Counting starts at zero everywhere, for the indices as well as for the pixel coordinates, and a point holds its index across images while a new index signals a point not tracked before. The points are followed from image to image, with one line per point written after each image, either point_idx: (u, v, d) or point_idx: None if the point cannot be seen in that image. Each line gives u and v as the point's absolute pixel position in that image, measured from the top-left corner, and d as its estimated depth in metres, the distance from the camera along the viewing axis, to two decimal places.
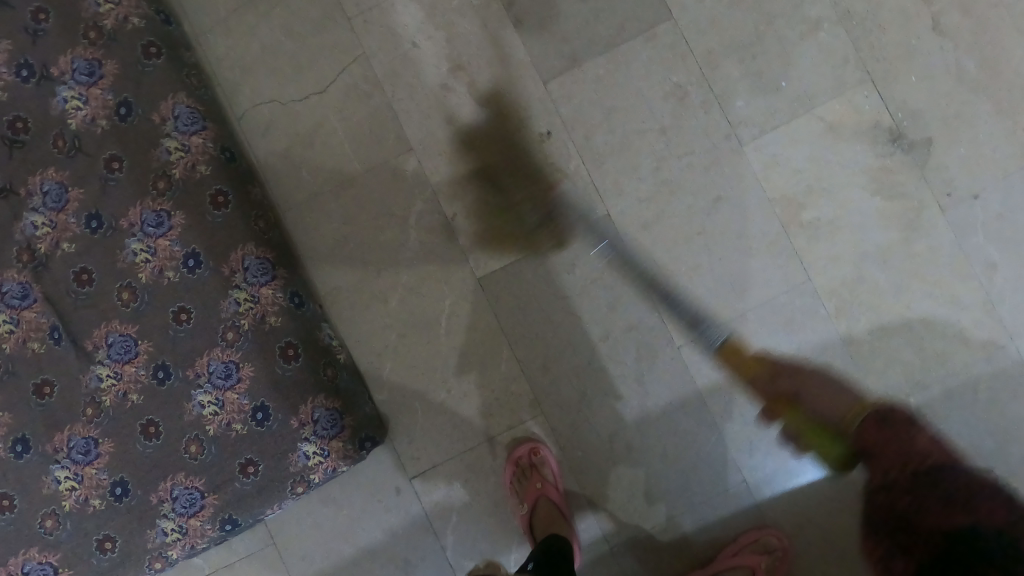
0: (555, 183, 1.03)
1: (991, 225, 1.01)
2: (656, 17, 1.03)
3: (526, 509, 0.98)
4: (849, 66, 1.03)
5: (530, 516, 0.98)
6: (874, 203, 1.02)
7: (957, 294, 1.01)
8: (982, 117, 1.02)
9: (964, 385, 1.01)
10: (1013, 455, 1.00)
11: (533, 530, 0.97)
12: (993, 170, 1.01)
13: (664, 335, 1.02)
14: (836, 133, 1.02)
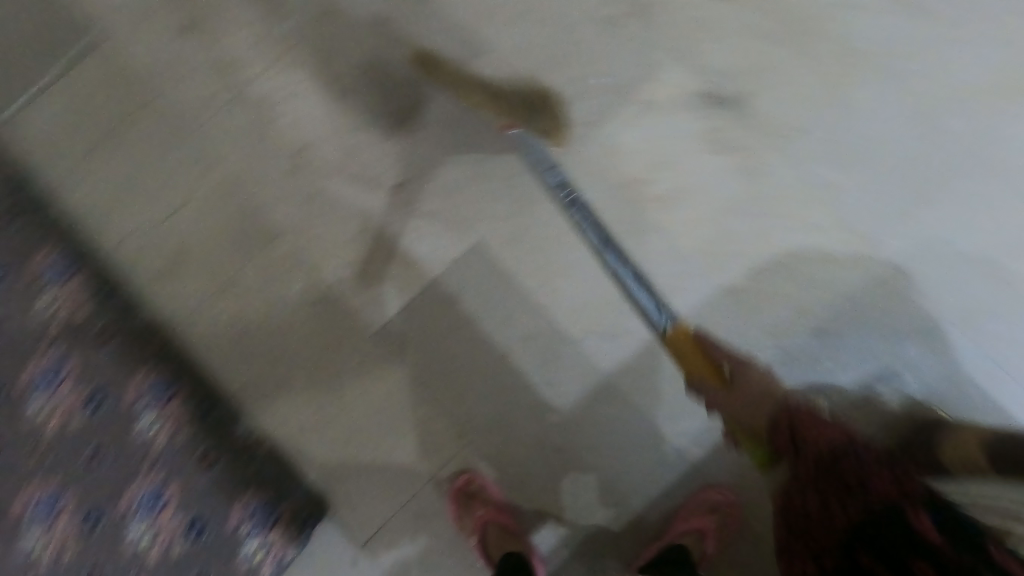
0: (421, 229, 1.09)
1: (819, 151, 1.13)
2: (471, 53, 1.11)
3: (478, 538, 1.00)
4: (654, 50, 1.12)
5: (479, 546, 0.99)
6: (714, 162, 1.12)
7: (810, 219, 1.12)
8: (785, 61, 1.13)
9: (842, 298, 1.11)
10: (908, 346, 1.11)
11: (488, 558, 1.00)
12: (808, 104, 1.13)
13: (561, 336, 1.08)
14: (659, 110, 1.12)
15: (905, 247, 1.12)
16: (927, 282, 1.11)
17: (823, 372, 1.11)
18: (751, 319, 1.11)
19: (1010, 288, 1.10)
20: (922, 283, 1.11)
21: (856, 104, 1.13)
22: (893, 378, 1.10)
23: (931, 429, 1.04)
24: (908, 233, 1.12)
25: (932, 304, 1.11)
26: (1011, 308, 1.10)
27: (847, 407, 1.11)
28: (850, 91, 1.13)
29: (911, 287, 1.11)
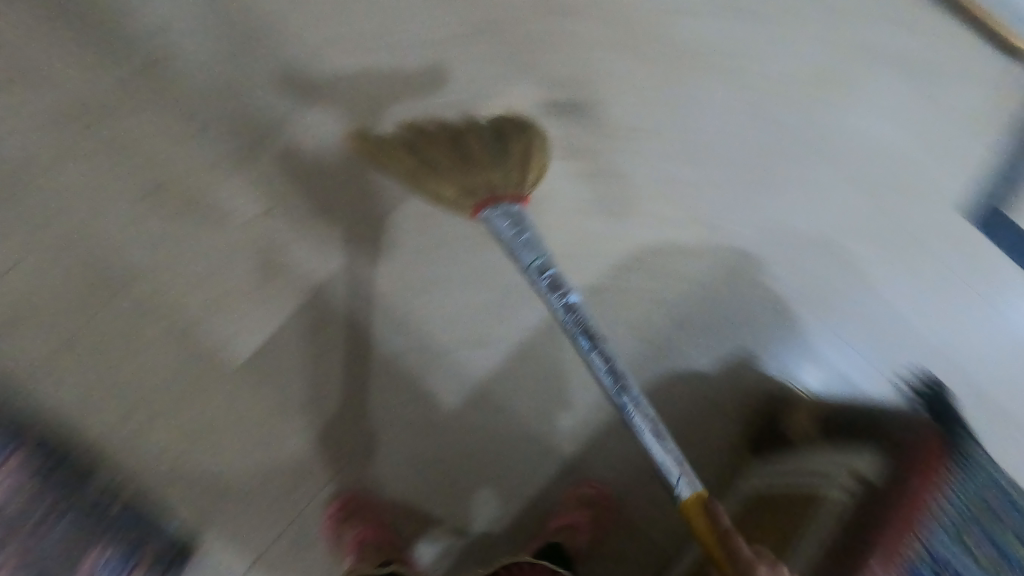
0: (280, 257, 1.06)
1: (667, 149, 1.18)
2: (319, 75, 1.10)
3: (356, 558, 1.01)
4: (503, 62, 1.15)
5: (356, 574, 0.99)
6: (568, 166, 1.16)
7: (665, 216, 1.17)
8: (629, 66, 1.18)
9: (698, 289, 1.17)
10: (761, 326, 1.18)
11: None
12: (653, 107, 1.18)
13: (432, 348, 1.10)
14: (514, 121, 1.14)
15: (752, 236, 1.18)
16: (776, 267, 1.18)
17: (686, 360, 1.17)
18: (615, 315, 1.15)
19: (846, 264, 1.16)
20: (771, 270, 1.18)
21: (699, 103, 1.18)
22: (748, 359, 1.18)
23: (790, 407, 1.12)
24: (756, 221, 1.18)
25: (782, 286, 1.17)
26: (849, 285, 1.16)
27: (711, 390, 1.17)
28: (690, 90, 1.19)
29: (756, 273, 1.18)
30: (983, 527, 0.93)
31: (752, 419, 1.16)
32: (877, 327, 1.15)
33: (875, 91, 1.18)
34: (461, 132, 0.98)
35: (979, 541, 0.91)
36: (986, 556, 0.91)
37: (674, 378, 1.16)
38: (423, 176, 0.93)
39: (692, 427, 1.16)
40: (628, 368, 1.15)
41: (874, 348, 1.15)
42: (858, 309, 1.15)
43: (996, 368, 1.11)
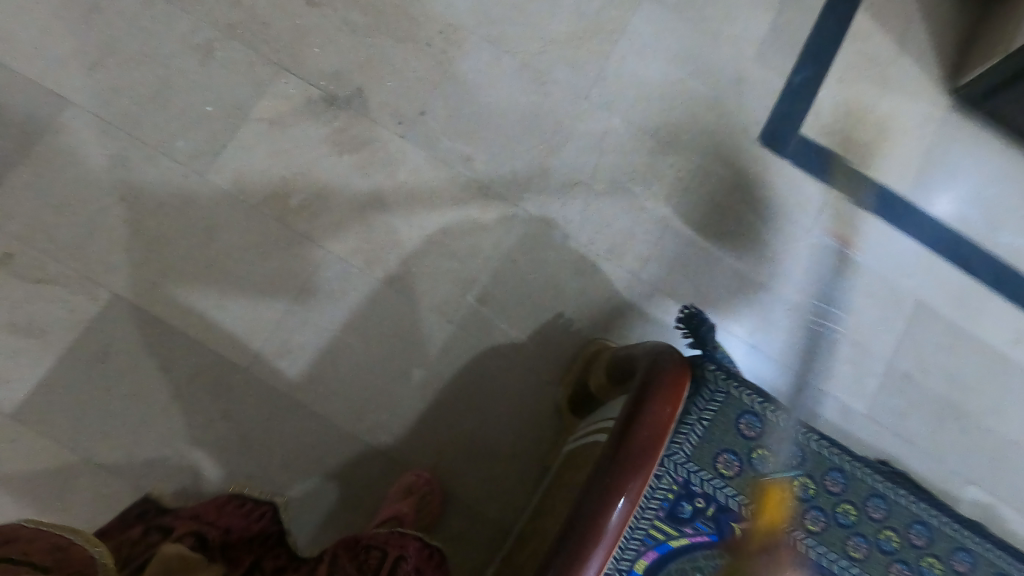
0: (44, 293, 1.05)
1: (446, 128, 1.16)
2: (58, 107, 1.13)
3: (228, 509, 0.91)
4: (256, 67, 1.17)
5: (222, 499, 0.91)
6: (342, 160, 1.14)
7: (453, 192, 1.14)
8: (391, 50, 1.18)
9: (500, 259, 1.12)
10: (572, 287, 1.12)
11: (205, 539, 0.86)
12: (424, 86, 1.17)
13: (227, 366, 1.05)
14: (279, 123, 1.15)
15: (547, 198, 1.14)
16: (574, 224, 1.14)
17: (498, 333, 1.10)
18: (418, 299, 1.09)
19: (650, 208, 1.15)
20: (568, 228, 1.14)
21: (470, 74, 1.18)
22: (564, 321, 1.11)
23: (592, 361, 1.05)
24: (547, 184, 1.15)
25: (584, 244, 1.13)
26: (658, 227, 1.14)
27: (524, 355, 1.10)
28: (458, 64, 1.18)
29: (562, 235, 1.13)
30: (724, 443, 0.84)
31: (567, 380, 1.08)
32: (693, 265, 1.14)
33: (639, 33, 1.19)
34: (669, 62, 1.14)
35: (722, 459, 0.83)
36: (733, 472, 0.83)
37: (491, 354, 1.09)
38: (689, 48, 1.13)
39: (509, 400, 1.08)
40: (441, 351, 1.08)
41: (695, 284, 1.14)
42: (676, 249, 1.14)
43: (812, 275, 1.17)
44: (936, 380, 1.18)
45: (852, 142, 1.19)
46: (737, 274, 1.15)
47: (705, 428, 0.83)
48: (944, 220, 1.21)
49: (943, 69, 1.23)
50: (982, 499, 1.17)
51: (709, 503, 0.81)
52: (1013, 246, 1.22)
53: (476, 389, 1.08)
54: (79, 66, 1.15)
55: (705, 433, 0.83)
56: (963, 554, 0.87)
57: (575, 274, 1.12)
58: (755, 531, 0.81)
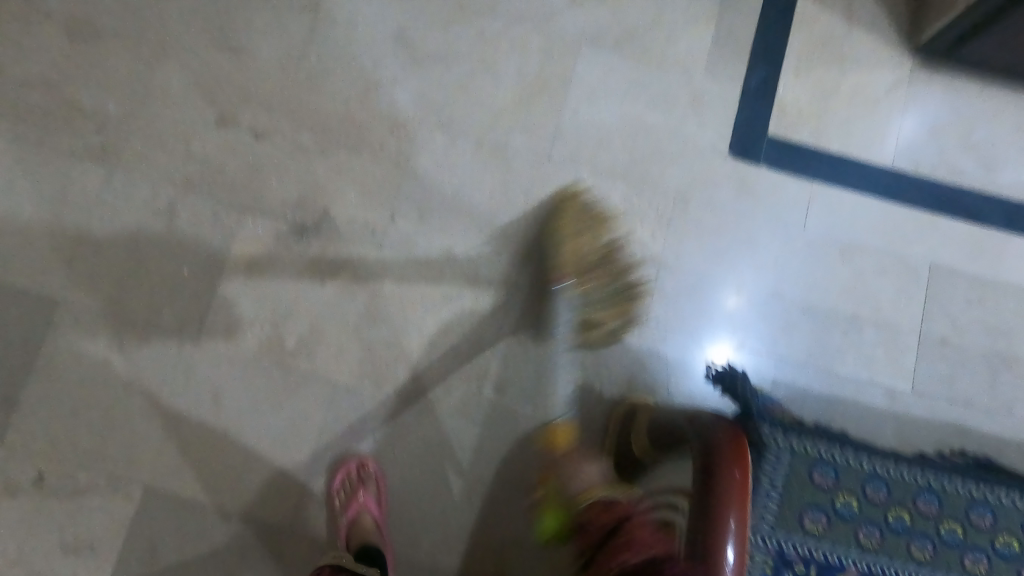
0: (82, 503, 1.04)
1: (421, 227, 1.14)
2: (49, 310, 1.09)
3: (348, 484, 1.04)
4: (221, 215, 1.14)
5: (322, 572, 0.92)
6: (327, 289, 1.12)
7: (444, 290, 1.12)
8: (347, 162, 1.16)
9: (508, 344, 1.11)
10: (586, 351, 1.10)
11: (350, 543, 1.01)
12: (389, 190, 1.15)
13: (273, 527, 1.05)
14: (257, 266, 1.13)
15: (538, 270, 1.13)
16: None
17: (526, 417, 1.09)
18: (437, 407, 1.09)
19: (642, 251, 1.13)
20: None
21: (429, 167, 1.16)
22: (587, 386, 1.10)
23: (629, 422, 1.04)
24: (534, 256, 1.13)
25: (586, 305, 1.12)
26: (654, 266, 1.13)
27: (559, 432, 1.08)
28: (415, 159, 1.16)
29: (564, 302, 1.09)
30: None
31: (609, 446, 1.06)
32: (698, 294, 1.12)
33: (586, 79, 1.18)
34: None
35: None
36: None
37: (524, 441, 1.08)
38: None
39: None
40: (474, 452, 1.07)
41: (705, 313, 1.12)
42: (677, 283, 1.12)
43: (822, 271, 1.14)
44: (980, 337, 1.14)
45: (824, 129, 1.18)
46: (745, 291, 1.13)
47: None
48: (941, 176, 1.18)
49: (898, 29, 1.20)
50: None
51: None
52: (1017, 181, 1.18)
53: (522, 479, 1.07)
54: (42, 261, 1.10)
55: None
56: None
57: (584, 340, 1.10)
58: None
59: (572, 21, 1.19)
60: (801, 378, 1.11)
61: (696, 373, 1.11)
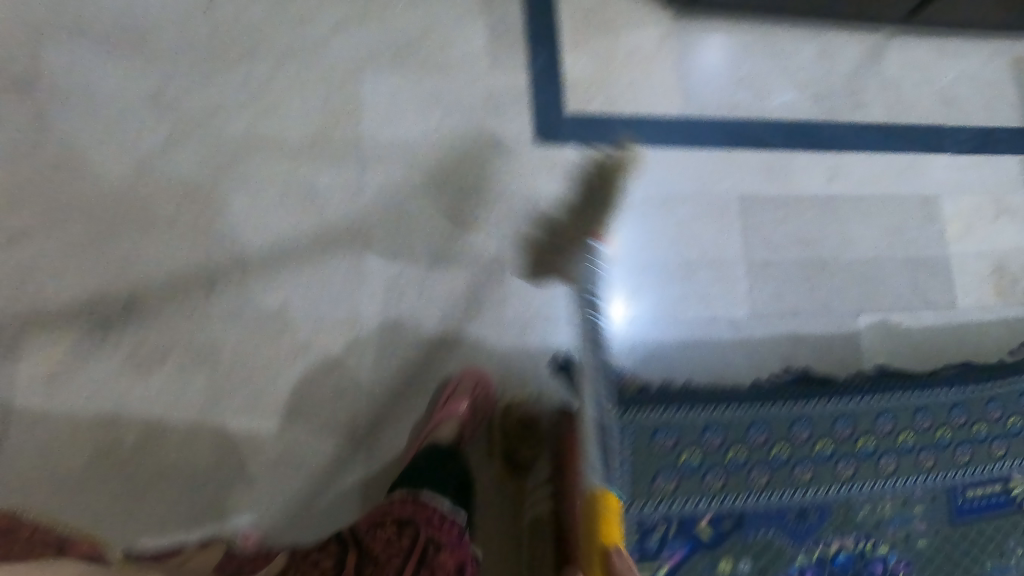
0: None
1: (244, 288, 1.08)
2: None
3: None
4: (11, 328, 1.04)
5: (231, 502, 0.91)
6: (157, 376, 1.04)
7: (285, 346, 1.08)
8: (144, 243, 1.08)
9: (367, 379, 1.09)
10: (450, 363, 1.10)
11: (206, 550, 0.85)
12: (197, 259, 1.08)
13: None
14: (67, 372, 1.03)
15: (378, 299, 1.10)
16: (417, 308, 1.11)
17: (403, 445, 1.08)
18: (309, 462, 1.06)
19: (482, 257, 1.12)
20: (413, 313, 1.11)
21: (236, 227, 1.10)
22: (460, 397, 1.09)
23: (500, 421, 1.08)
24: (370, 286, 1.10)
25: (437, 319, 1.11)
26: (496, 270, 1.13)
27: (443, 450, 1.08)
28: (219, 222, 1.10)
29: (411, 321, 1.10)
30: (654, 465, 0.77)
31: (495, 451, 1.09)
32: (547, 283, 1.13)
33: (375, 105, 1.16)
34: None
35: (658, 481, 0.76)
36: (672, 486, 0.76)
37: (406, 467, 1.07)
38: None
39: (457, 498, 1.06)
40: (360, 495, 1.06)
41: (555, 296, 1.14)
42: (525, 276, 1.13)
43: (650, 227, 1.19)
44: (793, 249, 1.25)
45: (614, 95, 1.21)
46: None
47: (631, 467, 0.77)
48: (725, 114, 1.26)
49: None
50: (873, 318, 1.29)
51: (668, 522, 0.75)
52: (784, 102, 1.31)
53: None
54: None
55: (635, 468, 0.77)
56: (923, 411, 0.85)
57: (443, 353, 1.10)
58: (717, 515, 0.76)
59: (339, 48, 1.18)
60: (657, 331, 1.16)
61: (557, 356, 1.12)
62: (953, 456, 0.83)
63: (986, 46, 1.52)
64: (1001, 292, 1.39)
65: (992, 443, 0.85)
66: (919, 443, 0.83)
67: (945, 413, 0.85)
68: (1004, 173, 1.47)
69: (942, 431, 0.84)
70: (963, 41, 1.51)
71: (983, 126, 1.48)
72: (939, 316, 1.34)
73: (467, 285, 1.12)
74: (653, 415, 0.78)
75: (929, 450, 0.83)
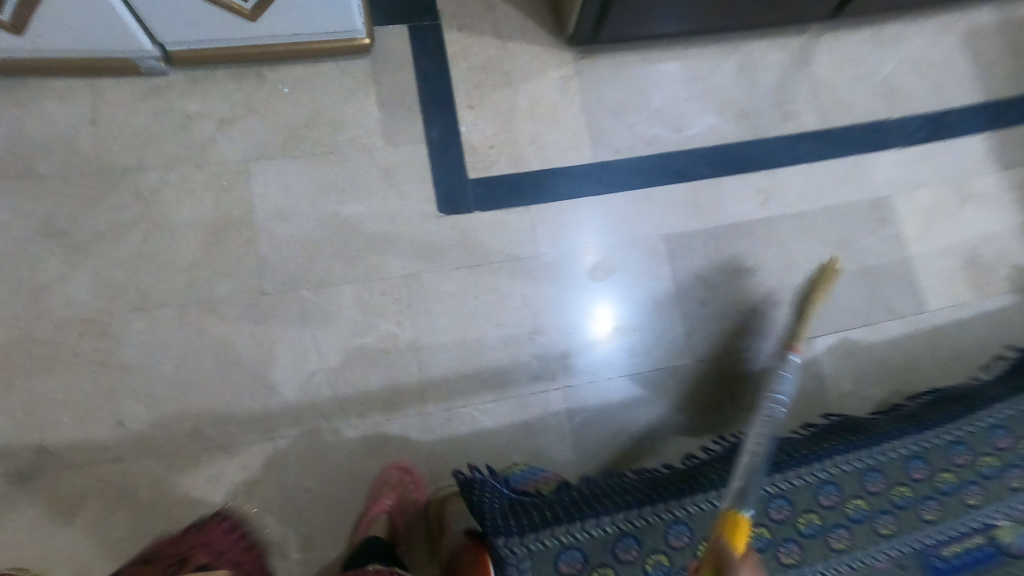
0: None
1: (154, 416, 1.03)
2: None
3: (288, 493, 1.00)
4: None
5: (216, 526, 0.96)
6: (70, 524, 0.98)
7: (202, 471, 1.02)
8: (45, 383, 1.03)
9: (292, 495, 1.01)
10: (378, 465, 1.02)
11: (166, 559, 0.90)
12: (102, 393, 1.03)
13: None
14: None
15: (294, 407, 1.04)
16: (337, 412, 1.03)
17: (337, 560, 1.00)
18: None
19: (394, 349, 1.05)
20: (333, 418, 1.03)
21: (139, 353, 1.05)
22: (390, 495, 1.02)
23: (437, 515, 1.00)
24: (284, 395, 1.04)
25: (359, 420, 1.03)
26: (416, 356, 1.05)
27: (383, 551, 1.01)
28: (121, 351, 1.05)
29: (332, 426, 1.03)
30: None
31: (438, 548, 1.01)
32: (469, 364, 1.06)
33: (266, 200, 1.10)
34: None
35: None
36: None
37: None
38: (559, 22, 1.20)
39: None
40: None
41: (479, 377, 1.06)
42: (446, 358, 1.06)
43: (579, 295, 1.11)
44: (729, 283, 1.16)
45: (519, 151, 1.13)
46: (512, 342, 1.07)
47: None
48: (641, 152, 1.18)
49: (547, 28, 1.20)
50: (833, 340, 1.20)
51: None
52: (704, 128, 1.22)
53: None
54: None
55: None
56: (874, 472, 0.88)
57: (369, 454, 1.03)
58: None
59: (230, 143, 1.12)
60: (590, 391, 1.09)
61: (488, 438, 1.04)
62: (911, 516, 0.86)
63: (932, 22, 1.39)
64: (973, 285, 1.27)
65: (951, 492, 0.87)
66: (866, 512, 0.86)
67: (896, 472, 0.89)
68: (962, 156, 1.33)
69: (896, 491, 0.88)
70: (907, 22, 1.38)
71: (930, 112, 1.34)
72: (906, 324, 1.23)
73: (386, 377, 1.04)
74: (569, 534, 0.74)
75: (885, 513, 0.86)
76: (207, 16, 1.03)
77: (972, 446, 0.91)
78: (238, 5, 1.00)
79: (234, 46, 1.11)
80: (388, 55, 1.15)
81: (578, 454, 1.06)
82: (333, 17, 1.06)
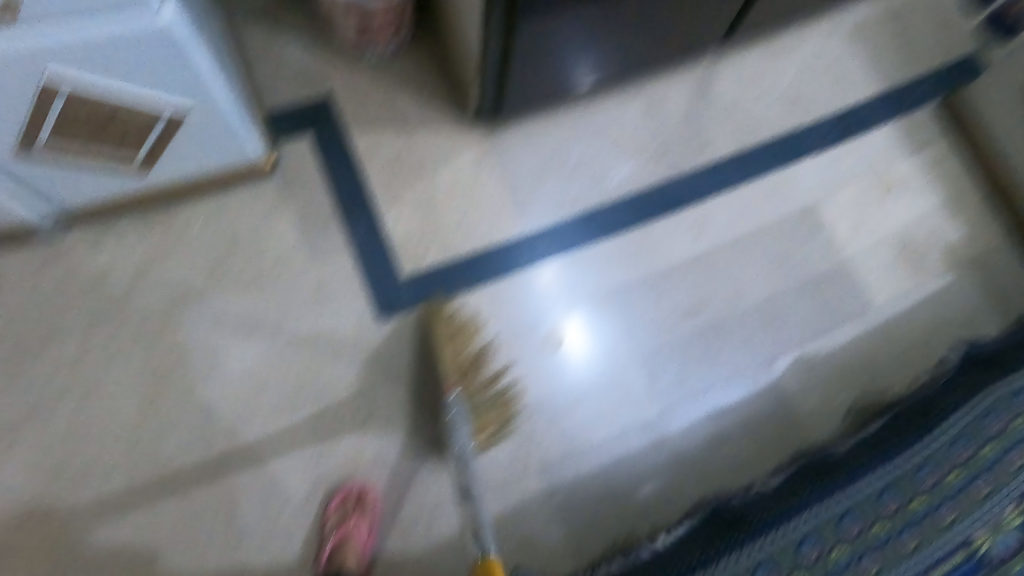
0: None
1: None
2: None
3: (344, 510, 0.98)
4: None
5: None
6: None
7: None
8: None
9: None
10: None
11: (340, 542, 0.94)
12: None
13: None
14: None
15: (269, 550, 0.98)
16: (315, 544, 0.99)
17: None
18: None
19: (361, 466, 1.02)
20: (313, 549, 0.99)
21: (93, 527, 0.97)
22: None
23: None
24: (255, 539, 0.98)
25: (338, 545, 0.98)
26: (384, 465, 1.02)
27: None
28: (73, 528, 0.97)
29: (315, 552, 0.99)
30: None
31: None
32: (441, 467, 1.03)
33: (198, 343, 1.03)
34: (444, 61, 1.15)
35: None
36: None
37: None
38: (453, 89, 1.15)
39: None
40: None
41: (453, 479, 1.03)
42: (417, 467, 1.03)
43: (543, 375, 1.12)
44: (681, 324, 1.18)
45: (449, 238, 1.13)
46: None
47: None
48: (567, 215, 1.18)
49: (448, 108, 1.16)
50: (791, 359, 1.20)
51: None
52: (624, 177, 1.22)
53: None
54: None
55: None
56: (887, 492, 0.84)
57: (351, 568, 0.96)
58: None
59: (145, 289, 1.04)
60: (574, 464, 1.09)
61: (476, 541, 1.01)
62: (933, 526, 0.82)
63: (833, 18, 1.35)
64: (911, 272, 1.28)
65: (964, 490, 0.84)
66: (891, 533, 0.81)
67: (909, 485, 0.84)
68: (881, 145, 1.31)
69: (912, 504, 0.83)
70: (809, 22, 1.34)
71: (844, 106, 1.31)
72: (853, 326, 1.25)
73: (359, 487, 1.00)
74: None
75: (909, 528, 0.82)
76: (100, 179, 0.94)
77: (977, 437, 0.86)
78: (125, 163, 0.91)
79: (131, 196, 1.02)
80: (293, 171, 1.08)
81: (565, 533, 1.06)
82: (230, 151, 0.98)
